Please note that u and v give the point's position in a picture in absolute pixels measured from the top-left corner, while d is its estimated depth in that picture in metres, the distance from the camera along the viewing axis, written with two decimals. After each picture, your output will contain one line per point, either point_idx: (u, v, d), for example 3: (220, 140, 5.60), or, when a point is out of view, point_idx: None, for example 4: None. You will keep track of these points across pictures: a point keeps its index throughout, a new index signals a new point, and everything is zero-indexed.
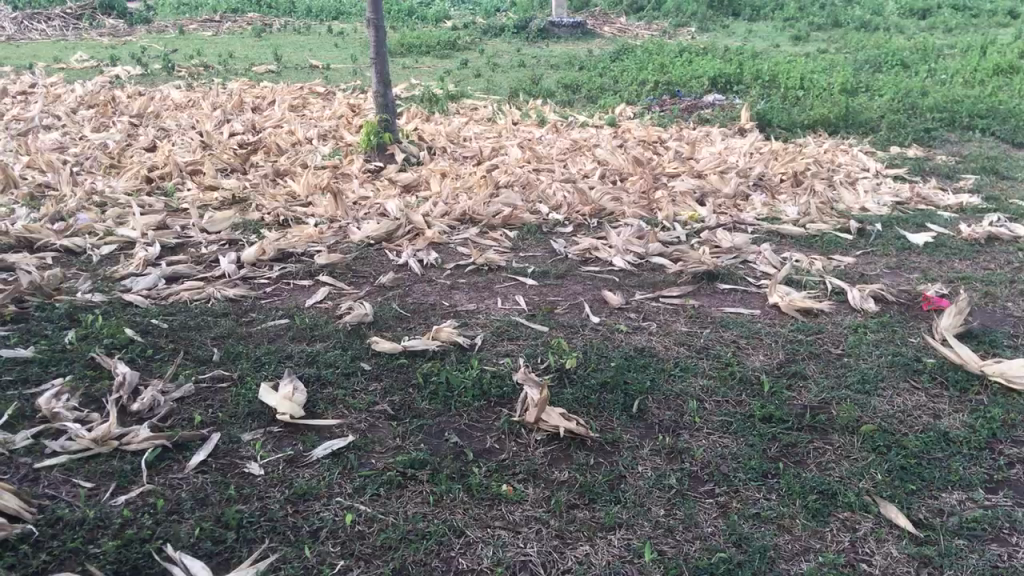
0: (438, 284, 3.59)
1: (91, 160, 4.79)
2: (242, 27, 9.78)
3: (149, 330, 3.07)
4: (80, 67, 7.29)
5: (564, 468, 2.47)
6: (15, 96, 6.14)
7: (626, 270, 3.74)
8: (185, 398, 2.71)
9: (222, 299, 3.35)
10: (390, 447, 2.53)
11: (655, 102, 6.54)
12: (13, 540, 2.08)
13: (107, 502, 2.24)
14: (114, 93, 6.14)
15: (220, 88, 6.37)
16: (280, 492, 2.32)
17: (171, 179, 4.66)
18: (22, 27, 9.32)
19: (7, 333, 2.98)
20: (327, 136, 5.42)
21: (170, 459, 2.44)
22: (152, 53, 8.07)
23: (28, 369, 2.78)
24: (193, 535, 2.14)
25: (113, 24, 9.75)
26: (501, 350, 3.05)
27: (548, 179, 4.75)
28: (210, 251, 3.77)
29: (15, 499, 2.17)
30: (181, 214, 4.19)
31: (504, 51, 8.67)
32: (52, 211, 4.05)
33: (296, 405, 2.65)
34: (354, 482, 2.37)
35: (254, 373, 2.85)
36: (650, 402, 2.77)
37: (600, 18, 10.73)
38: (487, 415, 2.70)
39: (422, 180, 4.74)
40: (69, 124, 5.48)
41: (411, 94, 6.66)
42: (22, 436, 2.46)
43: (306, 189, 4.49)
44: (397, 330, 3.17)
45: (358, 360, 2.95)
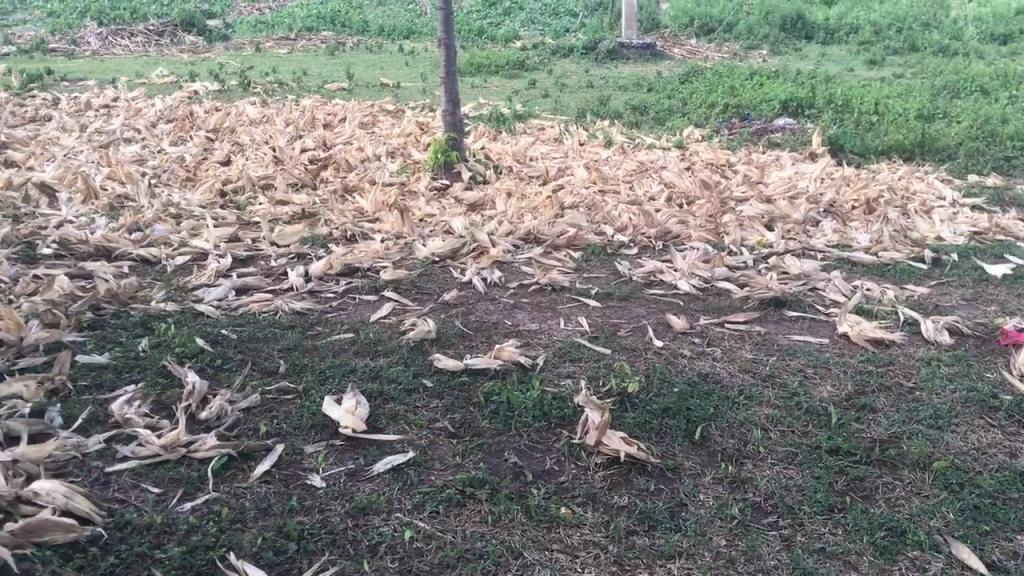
0: (501, 302, 3.60)
1: (168, 173, 4.92)
2: (317, 46, 9.98)
3: (217, 340, 3.13)
4: (161, 82, 7.52)
5: (624, 493, 2.44)
6: (98, 109, 6.35)
7: (692, 294, 3.70)
8: (252, 408, 2.76)
9: (289, 312, 3.41)
10: (450, 464, 2.54)
11: (724, 125, 6.48)
12: (83, 542, 2.14)
13: (175, 509, 2.29)
14: (192, 107, 6.31)
15: (293, 104, 6.50)
16: (340, 506, 2.35)
17: (243, 193, 4.76)
18: (107, 42, 9.67)
19: (85, 338, 3.07)
20: (395, 153, 5.49)
21: (235, 468, 2.48)
22: (229, 69, 8.28)
23: (103, 374, 2.86)
24: (255, 545, 2.17)
25: (192, 40, 10.03)
26: (563, 371, 3.04)
27: (613, 201, 4.74)
28: (280, 265, 3.85)
29: (86, 502, 2.24)
30: (253, 227, 4.28)
31: (573, 71, 8.70)
32: (130, 221, 4.17)
33: (358, 419, 2.68)
34: (414, 498, 2.38)
35: (319, 386, 2.88)
36: (713, 430, 2.72)
37: (670, 40, 10.68)
38: (548, 436, 2.69)
39: (488, 198, 4.76)
40: (148, 137, 5.65)
41: (478, 113, 6.71)
42: (96, 440, 2.53)
43: (374, 206, 4.55)
44: (459, 348, 3.19)
45: (420, 377, 2.97)
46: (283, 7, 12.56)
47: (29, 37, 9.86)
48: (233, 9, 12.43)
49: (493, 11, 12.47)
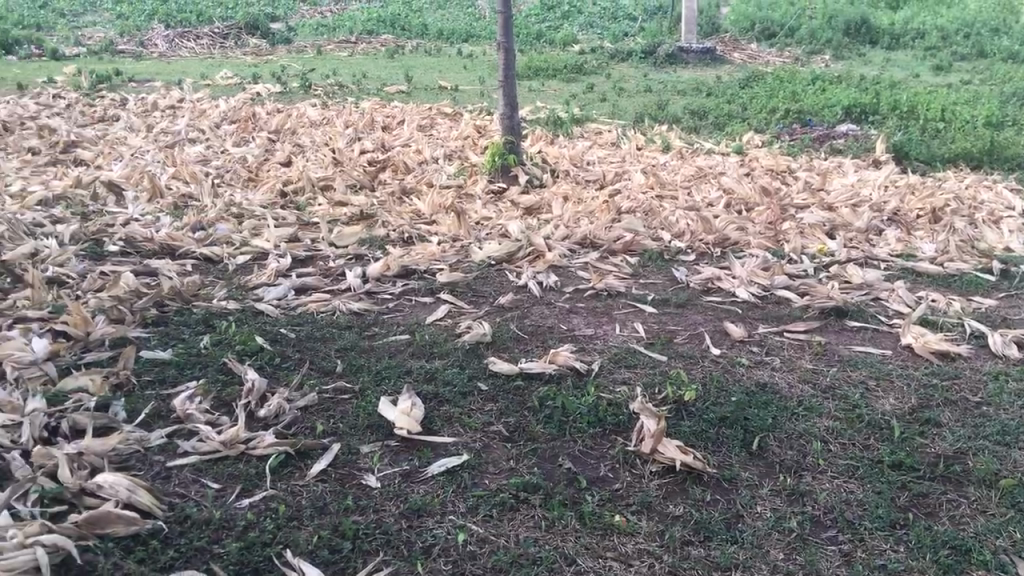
0: (557, 306, 3.59)
1: (231, 173, 5.01)
2: (376, 49, 10.08)
3: (276, 339, 3.17)
4: (225, 83, 7.65)
5: (679, 503, 2.42)
6: (164, 110, 6.48)
7: (751, 302, 3.65)
8: (309, 407, 2.79)
9: (347, 312, 3.44)
10: (504, 468, 2.54)
11: (784, 130, 6.39)
12: (144, 535, 2.18)
13: (234, 504, 2.32)
14: (254, 108, 6.41)
15: (353, 107, 6.56)
16: (395, 507, 2.36)
17: (303, 194, 4.83)
18: (174, 45, 9.88)
19: (149, 335, 3.14)
20: (453, 156, 5.51)
21: (291, 466, 2.51)
22: (291, 71, 8.40)
23: (166, 370, 2.92)
24: (311, 543, 2.19)
25: (256, 43, 10.20)
26: (619, 377, 3.02)
27: (671, 206, 4.69)
28: (339, 265, 3.89)
29: (148, 496, 2.28)
30: (312, 228, 4.33)
31: (631, 75, 8.66)
32: (193, 219, 4.24)
33: (413, 421, 2.69)
34: (468, 501, 2.38)
35: (375, 387, 2.90)
36: (771, 440, 2.68)
37: (730, 44, 10.56)
38: (603, 443, 2.67)
39: (545, 202, 4.75)
40: (213, 137, 5.75)
41: (535, 117, 6.71)
42: (158, 434, 2.57)
43: (431, 208, 4.58)
44: (515, 352, 3.19)
45: (475, 380, 2.98)
46: (344, 11, 12.71)
47: (99, 39, 10.10)
48: (295, 12, 12.62)
49: (552, 15, 12.47)
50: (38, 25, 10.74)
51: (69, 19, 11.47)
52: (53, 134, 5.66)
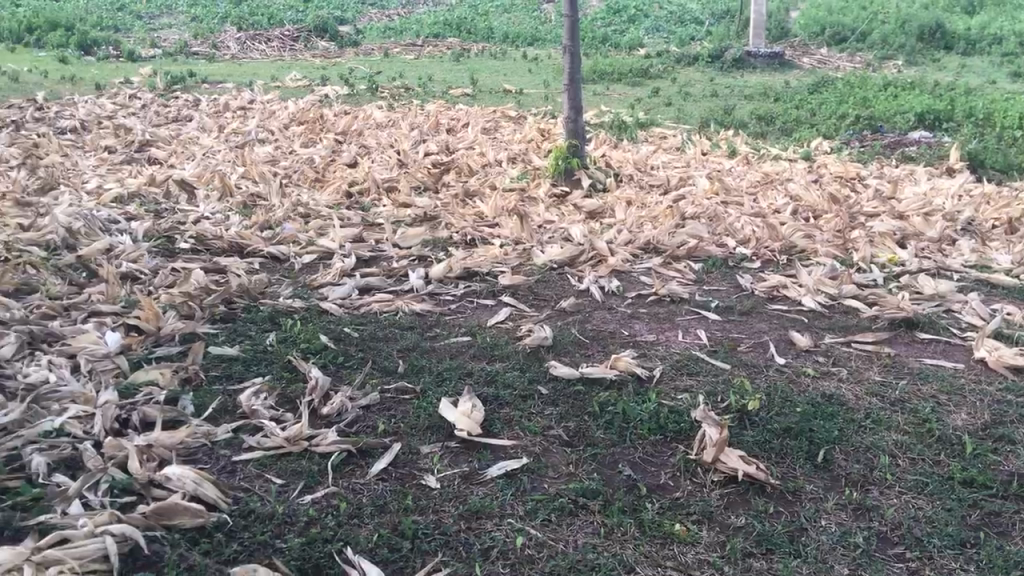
0: (619, 312, 3.57)
1: (299, 174, 5.08)
2: (442, 52, 10.14)
3: (340, 338, 3.21)
4: (295, 85, 7.78)
5: (741, 514, 2.38)
6: (235, 110, 6.61)
7: (817, 311, 3.58)
8: (371, 406, 2.82)
9: (409, 313, 3.47)
10: (563, 473, 2.53)
11: (854, 137, 6.26)
12: (209, 528, 2.22)
13: (296, 500, 2.36)
14: (322, 110, 6.50)
15: (418, 109, 6.62)
16: (454, 508, 2.36)
17: (368, 195, 4.88)
18: (245, 47, 10.07)
19: (217, 331, 3.20)
20: (516, 158, 5.51)
21: (353, 464, 2.54)
22: (359, 74, 8.50)
23: (233, 367, 2.97)
24: (371, 541, 2.21)
25: (325, 46, 10.36)
26: (681, 385, 2.99)
27: (736, 212, 4.63)
28: (402, 266, 3.92)
29: (214, 489, 2.32)
30: (376, 228, 4.38)
31: (698, 80, 8.57)
32: (262, 219, 4.32)
33: (473, 422, 2.70)
34: (527, 505, 2.38)
35: (437, 388, 2.92)
36: (837, 453, 2.62)
37: (800, 49, 10.39)
38: (664, 450, 2.65)
39: (609, 207, 4.73)
40: (281, 138, 5.85)
41: (599, 121, 6.68)
42: (224, 429, 2.62)
43: (493, 211, 4.59)
44: (576, 356, 3.17)
45: (536, 383, 2.97)
46: (411, 14, 12.83)
47: (174, 41, 10.36)
48: (363, 15, 12.77)
49: (618, 18, 12.43)
50: (117, 28, 11.05)
51: (145, 21, 11.78)
52: (129, 134, 5.81)
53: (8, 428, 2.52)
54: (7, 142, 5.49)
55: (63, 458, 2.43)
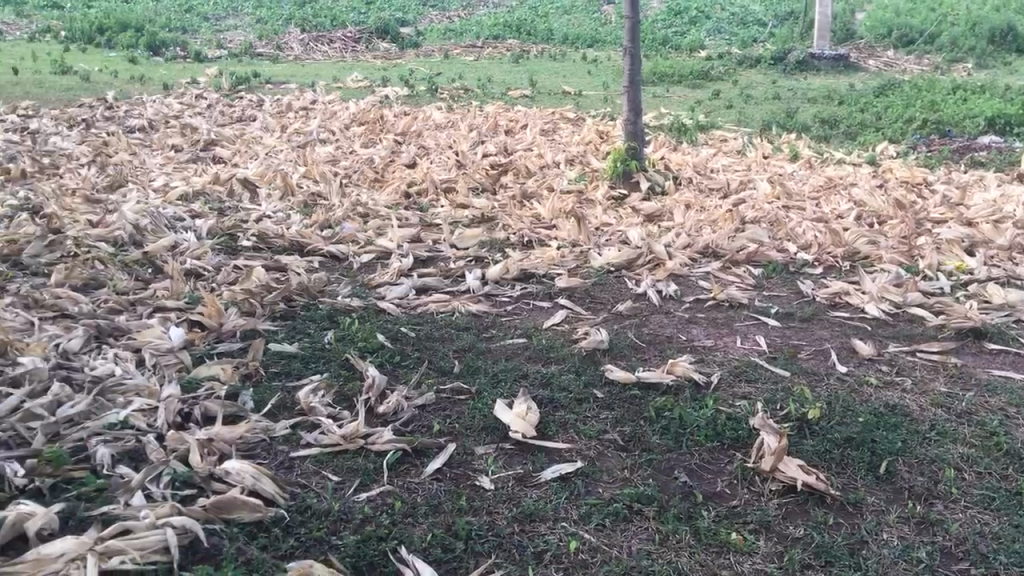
0: (676, 316, 3.53)
1: (358, 174, 5.13)
2: (502, 53, 10.16)
3: (396, 338, 3.23)
4: (356, 86, 7.87)
5: (800, 524, 2.34)
6: (297, 111, 6.71)
7: (880, 319, 3.50)
8: (426, 406, 2.83)
9: (466, 314, 3.48)
10: (617, 478, 2.51)
11: (921, 141, 6.11)
12: (266, 523, 2.25)
13: (352, 498, 2.38)
14: (382, 111, 6.56)
15: (477, 110, 6.64)
16: (508, 510, 2.36)
17: (426, 195, 4.90)
18: (308, 48, 10.21)
19: (277, 328, 3.25)
20: (574, 160, 5.50)
21: (408, 463, 2.55)
22: (419, 75, 8.56)
23: (292, 364, 3.01)
24: (425, 541, 2.22)
25: (386, 47, 10.46)
26: (739, 392, 2.95)
27: (798, 217, 4.55)
28: (459, 267, 3.93)
29: (272, 484, 2.36)
30: (434, 229, 4.40)
31: (760, 82, 8.46)
32: (321, 218, 4.37)
33: (528, 424, 2.69)
34: (581, 509, 2.36)
35: (492, 389, 2.92)
36: (900, 465, 2.56)
37: (865, 51, 10.19)
38: (720, 458, 2.61)
39: (667, 210, 4.69)
40: (342, 139, 5.92)
41: (659, 123, 6.62)
42: (282, 425, 2.66)
43: (551, 212, 4.58)
44: (632, 360, 3.15)
45: (591, 387, 2.96)
46: (472, 16, 12.87)
47: (240, 42, 10.55)
48: (424, 17, 12.86)
49: (679, 20, 12.32)
50: (185, 29, 11.29)
51: (213, 22, 12.01)
52: (195, 133, 5.93)
53: (74, 420, 2.58)
54: (79, 141, 5.64)
55: (127, 450, 2.48)
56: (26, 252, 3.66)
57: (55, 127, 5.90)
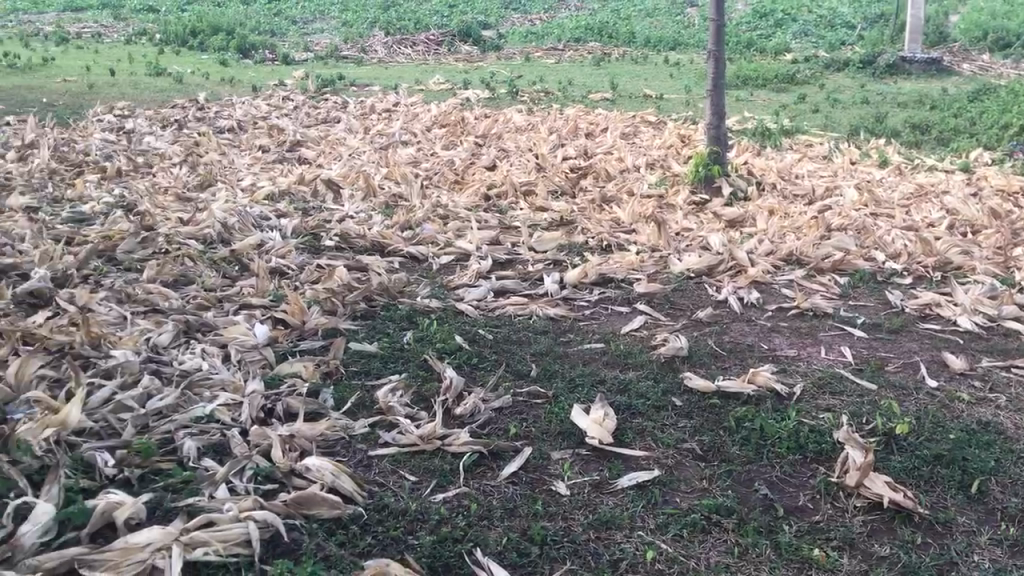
0: (758, 325, 3.46)
1: (439, 176, 5.17)
2: (583, 56, 10.13)
3: (474, 340, 3.24)
4: (438, 89, 7.94)
5: (886, 543, 2.26)
6: (380, 113, 6.80)
7: (973, 333, 3.37)
8: (503, 409, 2.83)
9: (543, 317, 3.47)
10: (696, 488, 2.47)
11: (1019, 148, 5.87)
12: (345, 520, 2.27)
13: (428, 498, 2.39)
14: (463, 113, 6.60)
15: (558, 113, 6.62)
16: (584, 517, 2.34)
17: (506, 197, 4.91)
18: (392, 50, 10.35)
19: (358, 327, 3.29)
20: (655, 164, 5.44)
21: (484, 465, 2.55)
22: (500, 78, 8.60)
23: (371, 363, 3.05)
24: (500, 544, 2.21)
25: (468, 50, 10.53)
26: (823, 404, 2.87)
27: (886, 225, 4.42)
28: (537, 270, 3.93)
29: (350, 482, 2.38)
30: (513, 231, 4.40)
31: (847, 86, 8.25)
32: (402, 219, 4.41)
33: (605, 430, 2.67)
34: (658, 519, 2.33)
35: (569, 394, 2.90)
36: (993, 484, 2.46)
37: (960, 54, 9.85)
38: (803, 471, 2.54)
39: (750, 216, 4.60)
40: (424, 141, 5.97)
41: (742, 127, 6.51)
42: (361, 423, 2.68)
43: (630, 217, 4.54)
44: (712, 368, 3.09)
45: (670, 395, 2.91)
46: (554, 19, 12.88)
47: (326, 45, 10.75)
48: (506, 20, 12.90)
49: (764, 22, 12.12)
50: (273, 32, 11.56)
51: (300, 26, 12.26)
52: (282, 134, 6.06)
53: (163, 412, 2.65)
54: (172, 141, 5.82)
55: (211, 443, 2.54)
56: (120, 248, 3.78)
57: (149, 127, 6.10)
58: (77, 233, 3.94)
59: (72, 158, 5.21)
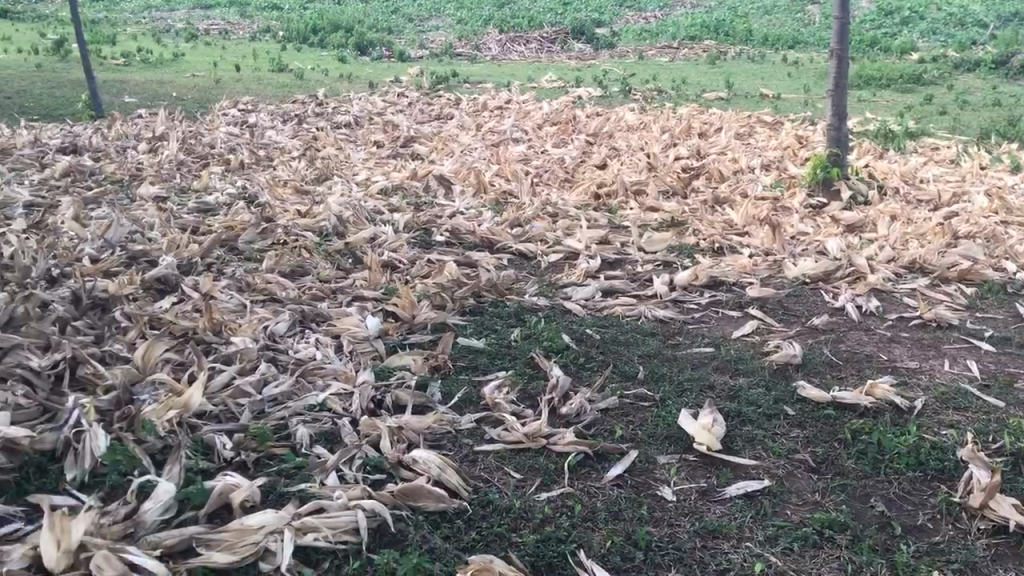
0: (877, 334, 3.32)
1: (549, 174, 5.16)
2: (698, 54, 9.96)
3: (581, 339, 3.22)
4: (550, 86, 7.93)
5: (1012, 569, 2.14)
6: (493, 110, 6.84)
7: None
8: (609, 410, 2.79)
9: (652, 319, 3.42)
10: (807, 501, 2.39)
11: None
12: (450, 513, 2.28)
13: (533, 497, 2.38)
14: (575, 111, 6.58)
15: (671, 112, 6.52)
16: (690, 524, 2.29)
17: (616, 196, 4.86)
18: (505, 48, 10.41)
19: (466, 323, 3.31)
20: (770, 166, 5.30)
21: (588, 467, 2.53)
22: (613, 76, 8.53)
23: (479, 359, 3.06)
24: (604, 547, 2.19)
25: (581, 48, 10.51)
26: (946, 420, 2.73)
27: (1018, 234, 4.19)
28: (647, 271, 3.87)
29: (456, 476, 2.40)
30: (623, 231, 4.35)
31: (978, 87, 7.86)
32: (512, 216, 4.42)
33: (713, 437, 2.60)
34: (767, 530, 2.26)
35: (677, 398, 2.85)
36: None
37: None
38: (923, 488, 2.43)
39: (870, 221, 4.43)
40: (535, 138, 5.98)
41: (863, 129, 6.28)
42: (467, 419, 2.70)
43: (744, 219, 4.43)
44: (827, 378, 2.99)
45: (782, 403, 2.82)
46: (668, 17, 12.72)
47: (441, 42, 10.87)
48: (620, 17, 12.80)
49: (889, 20, 11.67)
50: (390, 30, 11.77)
51: (416, 23, 12.45)
52: (397, 130, 6.16)
53: (278, 399, 2.73)
54: (292, 135, 5.99)
55: (323, 431, 2.60)
56: (241, 238, 3.91)
57: (271, 121, 6.29)
58: (202, 223, 4.10)
59: (199, 150, 5.42)
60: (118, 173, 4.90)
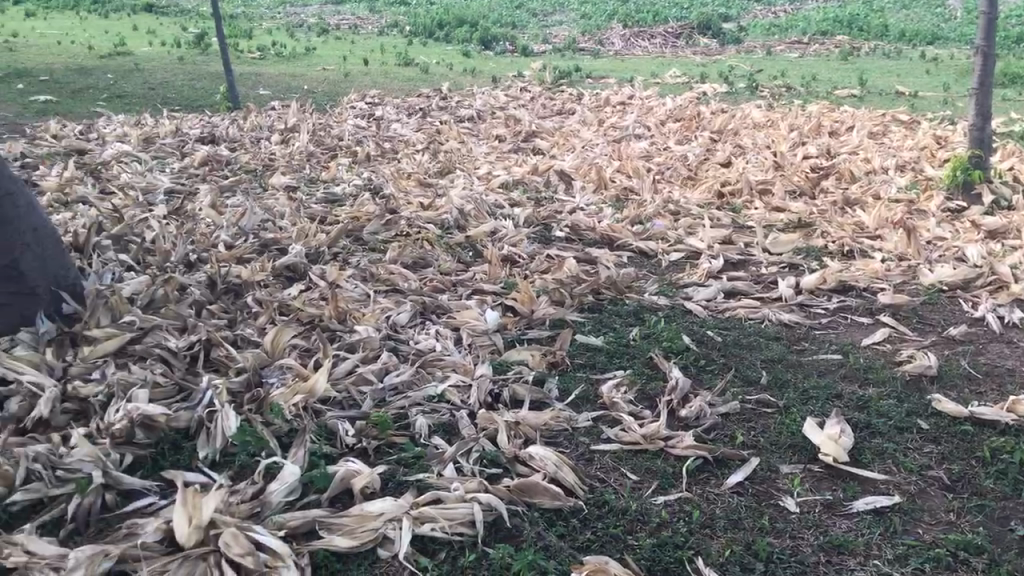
0: (1020, 347, 3.13)
1: (671, 171, 5.07)
2: (829, 50, 9.63)
3: (702, 341, 3.14)
4: (674, 82, 7.80)
5: None
6: (615, 105, 6.77)
7: None
8: (730, 414, 2.72)
9: (776, 323, 3.31)
10: (941, 520, 2.26)
11: None
12: (566, 511, 2.26)
13: (650, 499, 2.33)
14: (699, 108, 6.45)
15: (800, 110, 6.32)
16: (814, 538, 2.20)
17: (740, 195, 4.73)
18: (629, 43, 10.30)
19: (584, 320, 3.28)
20: (906, 167, 5.06)
21: (708, 472, 2.47)
22: (739, 72, 8.33)
23: (597, 357, 3.02)
24: (722, 556, 2.12)
25: (707, 43, 10.30)
26: None
27: None
28: (772, 273, 3.76)
29: (572, 475, 2.38)
30: (747, 231, 4.24)
31: None
32: (632, 213, 4.36)
33: (840, 448, 2.50)
34: (896, 549, 2.15)
35: (801, 406, 2.75)
36: None
37: None
38: None
39: (1014, 226, 4.17)
40: (657, 135, 5.89)
41: (1008, 130, 5.93)
42: (584, 417, 2.67)
43: (876, 221, 4.24)
44: (964, 392, 2.83)
45: (915, 417, 2.68)
46: (799, 11, 12.34)
47: (564, 37, 10.86)
48: (748, 12, 12.50)
49: None
50: (515, 24, 11.83)
51: (540, 18, 12.47)
52: (519, 124, 6.17)
53: (398, 388, 2.76)
54: (416, 128, 6.08)
55: (441, 422, 2.62)
56: (366, 229, 3.99)
57: (396, 115, 6.40)
58: (330, 214, 4.20)
59: (327, 142, 5.56)
60: (251, 163, 5.07)
